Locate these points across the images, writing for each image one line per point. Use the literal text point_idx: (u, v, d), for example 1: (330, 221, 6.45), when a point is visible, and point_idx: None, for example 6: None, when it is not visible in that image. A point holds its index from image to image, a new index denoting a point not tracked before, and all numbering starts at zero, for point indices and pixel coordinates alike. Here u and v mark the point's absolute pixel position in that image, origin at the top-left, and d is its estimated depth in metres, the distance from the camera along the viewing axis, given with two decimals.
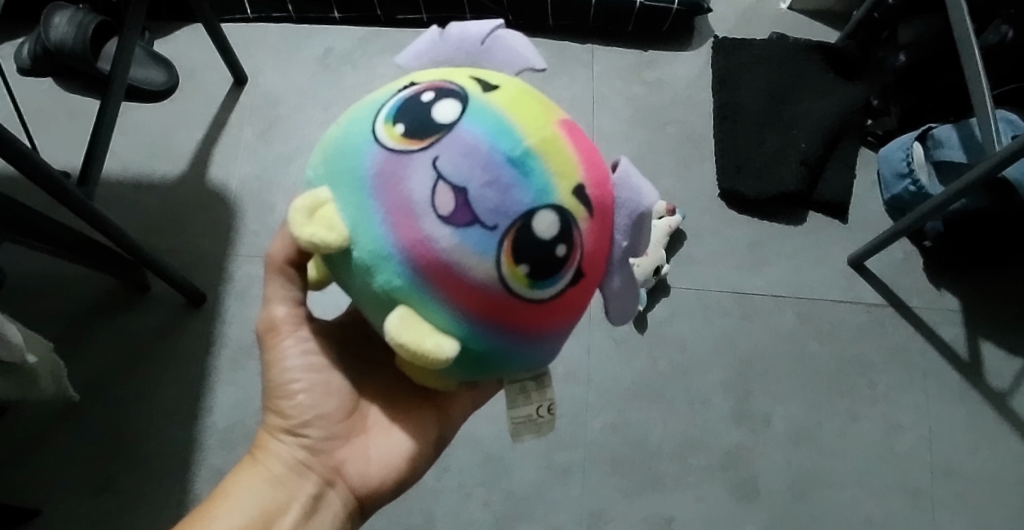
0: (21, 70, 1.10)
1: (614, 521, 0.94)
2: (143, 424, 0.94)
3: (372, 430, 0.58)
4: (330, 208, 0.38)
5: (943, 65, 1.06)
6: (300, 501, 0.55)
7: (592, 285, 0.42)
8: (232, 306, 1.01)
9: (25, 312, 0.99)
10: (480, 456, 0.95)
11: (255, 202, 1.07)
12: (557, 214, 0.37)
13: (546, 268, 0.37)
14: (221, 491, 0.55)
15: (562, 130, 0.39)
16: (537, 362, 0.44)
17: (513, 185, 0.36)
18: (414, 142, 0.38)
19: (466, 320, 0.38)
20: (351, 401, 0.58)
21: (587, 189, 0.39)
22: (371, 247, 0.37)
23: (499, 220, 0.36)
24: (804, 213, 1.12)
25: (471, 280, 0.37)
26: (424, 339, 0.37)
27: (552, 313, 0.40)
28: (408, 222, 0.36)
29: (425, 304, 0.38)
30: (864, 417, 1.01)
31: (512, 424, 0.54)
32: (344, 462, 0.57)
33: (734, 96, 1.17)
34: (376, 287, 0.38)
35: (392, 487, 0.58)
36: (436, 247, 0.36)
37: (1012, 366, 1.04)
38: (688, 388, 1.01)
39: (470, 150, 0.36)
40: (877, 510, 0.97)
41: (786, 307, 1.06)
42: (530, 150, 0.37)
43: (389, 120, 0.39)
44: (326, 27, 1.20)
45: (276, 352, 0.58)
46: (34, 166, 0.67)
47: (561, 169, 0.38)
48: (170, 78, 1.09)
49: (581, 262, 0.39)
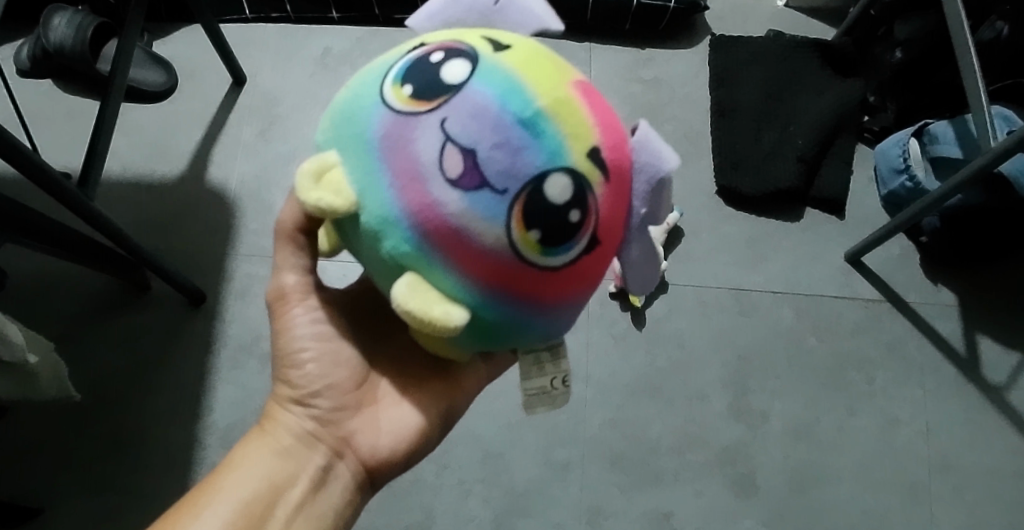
0: (20, 72, 1.10)
1: (613, 517, 0.94)
2: (144, 423, 0.95)
3: (382, 401, 0.59)
4: (337, 173, 0.39)
5: (940, 60, 1.06)
6: (309, 472, 0.55)
7: (608, 253, 0.42)
8: (232, 306, 1.01)
9: (27, 312, 0.99)
10: (480, 452, 0.96)
11: (254, 202, 1.08)
12: (569, 177, 0.37)
13: (557, 234, 0.38)
14: (230, 460, 0.56)
15: (577, 91, 0.39)
16: (550, 333, 0.44)
17: (523, 147, 0.36)
18: (422, 104, 0.38)
19: (476, 287, 0.39)
20: (360, 371, 0.58)
21: (601, 151, 0.39)
22: (378, 211, 0.38)
23: (509, 184, 0.36)
24: (801, 209, 1.13)
25: (481, 245, 0.37)
26: (432, 307, 0.38)
27: (566, 281, 0.40)
28: (415, 185, 0.37)
29: (433, 271, 0.38)
30: (862, 412, 1.01)
31: (525, 396, 0.54)
32: (354, 433, 0.57)
33: (731, 93, 1.18)
34: (384, 253, 0.39)
35: (402, 459, 0.58)
36: (444, 211, 0.37)
37: (1010, 359, 1.04)
38: (687, 384, 1.01)
39: (479, 112, 0.37)
40: (876, 505, 0.97)
41: (784, 302, 1.06)
42: (542, 111, 0.37)
43: (397, 82, 0.40)
44: (324, 26, 1.20)
45: (285, 321, 0.57)
46: (36, 167, 0.68)
47: (574, 131, 0.38)
48: (169, 79, 1.10)
49: (595, 228, 0.39)
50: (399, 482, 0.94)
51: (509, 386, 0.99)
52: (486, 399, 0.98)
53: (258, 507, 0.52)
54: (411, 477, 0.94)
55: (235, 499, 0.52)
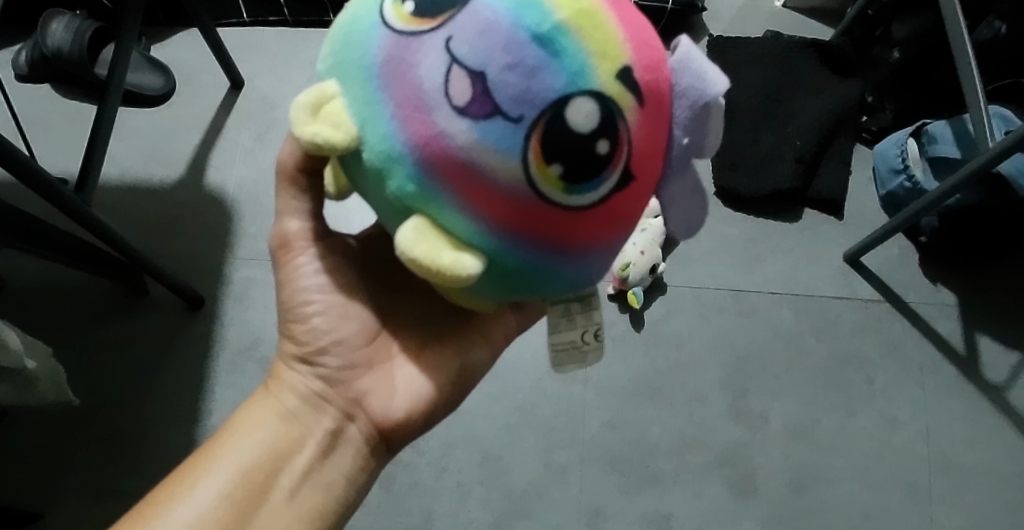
0: (19, 77, 1.11)
1: (613, 519, 0.94)
2: (144, 427, 0.95)
3: (395, 359, 0.58)
4: (336, 104, 0.38)
5: (937, 61, 1.07)
6: (316, 435, 0.56)
7: (646, 189, 0.39)
8: (230, 309, 1.01)
9: (27, 317, 0.99)
10: (478, 454, 0.96)
11: (252, 205, 1.07)
12: (595, 101, 0.35)
13: (580, 167, 0.36)
14: (236, 419, 0.56)
15: (603, 4, 0.36)
16: (581, 282, 0.42)
17: (540, 68, 0.34)
18: (425, 23, 0.36)
19: (489, 229, 0.37)
20: (371, 327, 0.58)
21: (633, 72, 0.36)
22: (381, 146, 0.36)
23: (524, 110, 0.34)
24: (800, 209, 1.12)
25: (493, 180, 0.35)
26: (441, 254, 0.36)
27: (597, 220, 0.38)
28: (419, 115, 0.35)
29: (442, 211, 0.37)
30: (862, 413, 1.01)
31: (554, 351, 0.52)
32: (364, 394, 0.57)
33: (729, 94, 1.18)
34: (389, 193, 0.38)
35: (417, 422, 0.58)
36: (451, 143, 0.35)
37: (1010, 358, 1.04)
38: (686, 385, 1.01)
39: (488, 29, 0.34)
40: (876, 505, 0.97)
41: (783, 303, 1.06)
42: (561, 25, 0.34)
43: (398, 0, 0.38)
44: (322, 30, 1.20)
45: (289, 269, 0.58)
46: (33, 174, 0.68)
47: (599, 48, 0.35)
48: (166, 82, 1.13)
49: (627, 160, 0.37)
50: (399, 484, 0.94)
51: (508, 389, 0.99)
52: (485, 402, 0.98)
53: (264, 469, 0.53)
54: (410, 479, 0.94)
55: (243, 461, 0.53)
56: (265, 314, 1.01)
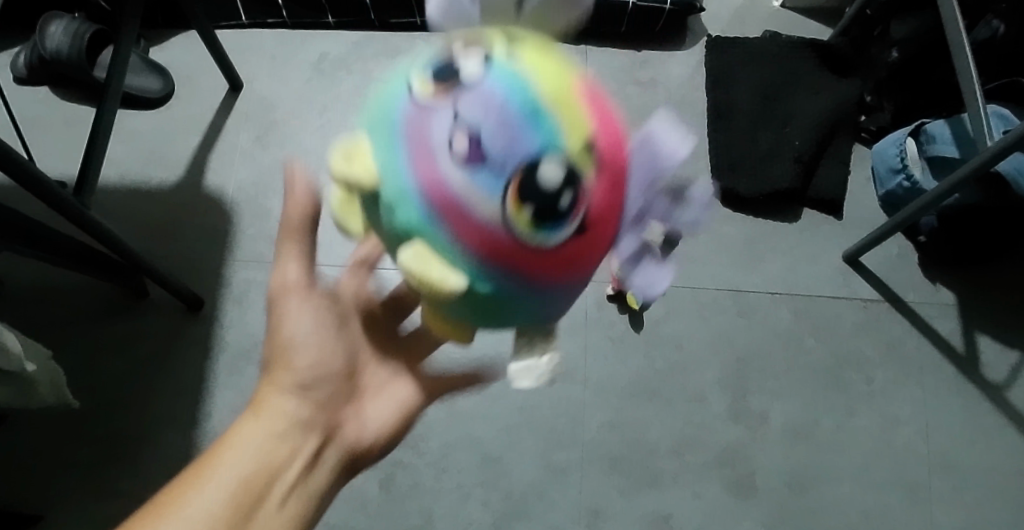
0: (19, 79, 1.12)
1: (612, 519, 0.94)
2: (144, 429, 0.95)
3: (368, 390, 0.64)
4: (360, 149, 0.42)
5: (937, 58, 1.07)
6: (302, 456, 0.57)
7: (602, 243, 0.43)
8: (230, 312, 1.01)
9: (26, 319, 0.99)
10: (478, 455, 0.96)
11: (252, 208, 1.08)
12: (567, 166, 0.38)
13: (550, 220, 0.38)
14: (221, 445, 0.55)
15: (582, 97, 0.41)
16: (546, 312, 0.46)
17: (525, 133, 0.37)
18: (438, 86, 0.40)
19: (473, 266, 0.40)
20: (355, 359, 0.63)
21: (597, 147, 0.40)
22: (393, 186, 0.40)
23: (507, 166, 0.37)
24: (798, 209, 1.12)
25: (477, 224, 0.38)
26: (432, 272, 0.40)
27: (559, 266, 0.41)
28: (426, 161, 0.38)
29: (433, 248, 0.40)
30: (861, 412, 1.01)
31: None
32: (341, 420, 0.61)
33: (727, 94, 1.18)
34: (393, 225, 0.41)
35: (383, 447, 0.64)
36: (447, 189, 0.38)
37: (1009, 357, 1.04)
38: (686, 386, 1.01)
39: (487, 96, 0.38)
40: (875, 505, 0.97)
41: (782, 303, 1.06)
42: (545, 106, 0.38)
43: (425, 64, 0.42)
44: (320, 31, 1.20)
45: (287, 309, 0.60)
46: (32, 177, 0.68)
47: (573, 127, 0.39)
48: (165, 85, 1.13)
49: (586, 217, 0.40)
50: (399, 486, 0.94)
51: (508, 390, 0.99)
52: (486, 403, 0.98)
53: (253, 492, 0.53)
54: (410, 481, 0.94)
55: (226, 477, 0.53)
56: (265, 316, 1.01)
